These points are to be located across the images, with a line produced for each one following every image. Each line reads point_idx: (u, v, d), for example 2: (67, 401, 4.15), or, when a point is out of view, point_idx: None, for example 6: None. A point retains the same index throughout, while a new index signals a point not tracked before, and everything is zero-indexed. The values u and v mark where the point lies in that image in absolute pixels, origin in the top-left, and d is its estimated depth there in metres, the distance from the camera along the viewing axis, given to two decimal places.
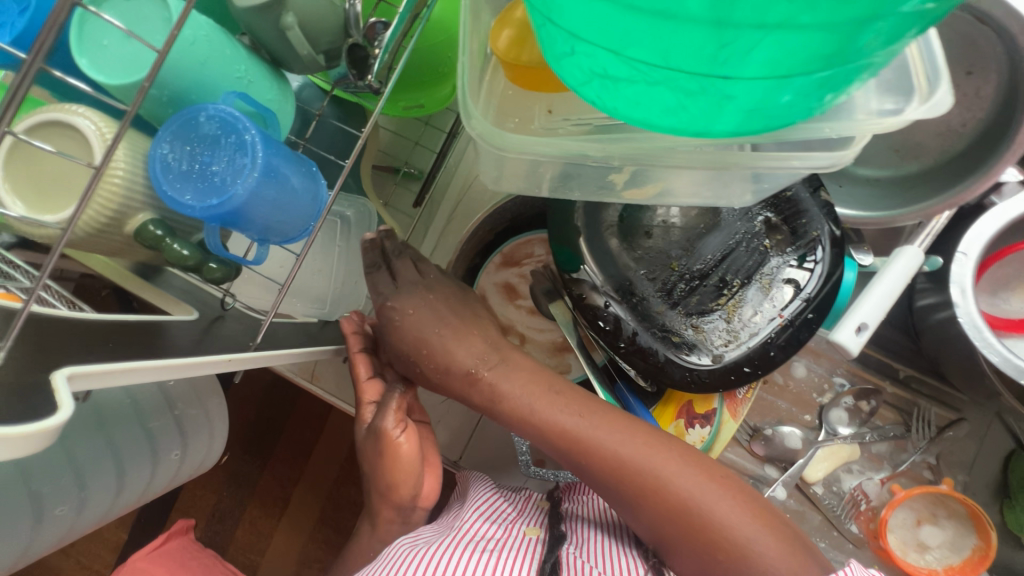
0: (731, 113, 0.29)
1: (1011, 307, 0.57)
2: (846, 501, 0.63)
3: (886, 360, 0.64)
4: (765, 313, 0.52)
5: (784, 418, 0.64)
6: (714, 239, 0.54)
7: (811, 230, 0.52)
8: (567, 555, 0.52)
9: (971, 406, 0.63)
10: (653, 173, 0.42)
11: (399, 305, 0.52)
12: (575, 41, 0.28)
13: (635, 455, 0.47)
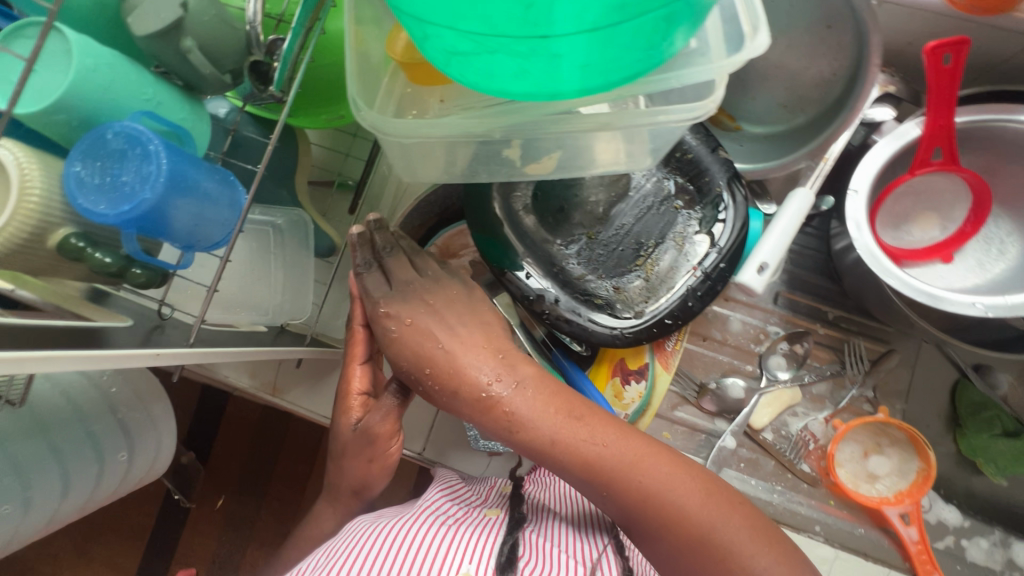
0: (568, 71, 0.33)
1: (914, 238, 0.60)
2: (794, 442, 0.65)
3: (814, 304, 0.68)
4: (683, 269, 0.56)
5: (727, 371, 0.67)
6: (628, 205, 0.59)
7: (714, 187, 0.56)
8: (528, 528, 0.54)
9: (898, 336, 0.67)
10: (541, 144, 0.45)
11: (396, 314, 0.49)
12: (423, 26, 0.32)
13: (642, 472, 0.45)
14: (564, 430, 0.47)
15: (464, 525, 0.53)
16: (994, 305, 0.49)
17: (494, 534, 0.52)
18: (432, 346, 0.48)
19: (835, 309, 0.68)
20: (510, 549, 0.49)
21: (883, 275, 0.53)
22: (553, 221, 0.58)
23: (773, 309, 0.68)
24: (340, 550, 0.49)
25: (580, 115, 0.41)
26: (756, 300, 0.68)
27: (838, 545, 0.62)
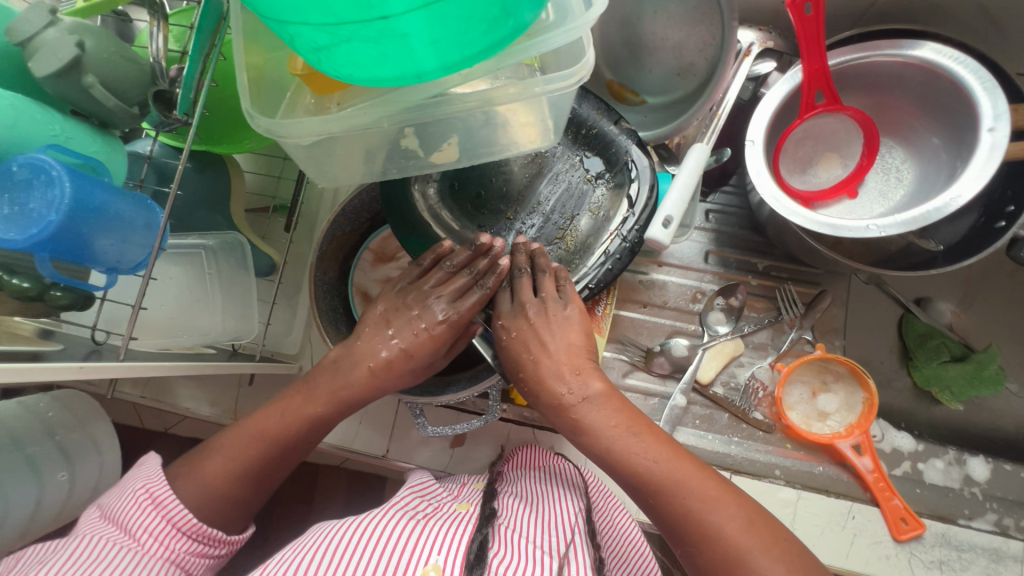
0: (420, 48, 0.36)
1: (820, 178, 0.64)
2: (744, 392, 0.67)
3: (744, 259, 0.70)
4: (600, 235, 0.59)
5: (671, 333, 0.69)
6: (545, 180, 0.62)
7: (622, 155, 0.58)
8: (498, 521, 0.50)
9: (826, 276, 0.69)
10: (435, 128, 0.48)
11: (508, 325, 0.56)
12: (284, 27, 0.35)
13: (688, 486, 0.46)
14: (621, 443, 0.50)
15: (434, 520, 0.50)
16: (887, 223, 0.51)
17: (467, 525, 0.49)
18: (530, 356, 0.54)
19: (765, 261, 0.70)
20: (481, 537, 0.46)
21: (783, 211, 0.55)
22: (471, 204, 0.62)
23: (705, 268, 0.70)
24: (302, 551, 0.46)
25: (462, 95, 0.44)
26: (688, 262, 0.71)
27: (800, 485, 0.64)
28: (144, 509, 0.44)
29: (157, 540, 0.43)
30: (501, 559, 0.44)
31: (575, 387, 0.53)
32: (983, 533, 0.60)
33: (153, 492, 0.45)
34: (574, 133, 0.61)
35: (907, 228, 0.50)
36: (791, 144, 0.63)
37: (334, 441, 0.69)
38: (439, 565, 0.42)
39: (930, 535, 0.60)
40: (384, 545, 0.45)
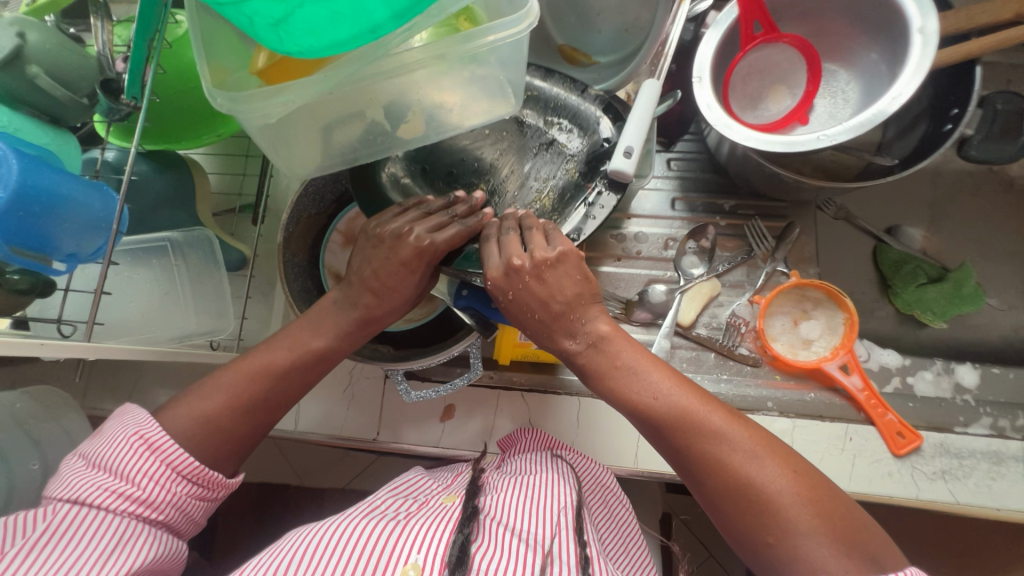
0: (372, 2, 0.38)
1: (771, 111, 0.65)
2: (727, 330, 0.66)
3: (711, 203, 0.71)
4: (574, 197, 0.59)
5: (649, 281, 0.69)
6: (519, 149, 0.63)
7: (591, 118, 0.59)
8: (484, 514, 0.51)
9: (793, 209, 0.70)
10: (393, 90, 0.49)
11: (501, 288, 0.52)
12: (240, 7, 0.36)
13: (698, 421, 0.48)
14: (627, 379, 0.51)
15: (417, 516, 0.51)
16: (834, 131, 0.52)
17: (451, 520, 0.49)
18: (529, 311, 0.53)
19: (730, 201, 0.71)
20: (464, 535, 0.47)
21: (734, 138, 0.56)
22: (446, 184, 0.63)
23: (673, 216, 0.71)
24: (286, 552, 0.47)
25: (415, 50, 0.45)
26: (655, 212, 0.71)
27: (794, 414, 0.63)
28: (139, 457, 0.46)
29: (161, 479, 0.47)
30: (484, 553, 0.46)
31: (580, 333, 0.53)
32: (981, 437, 0.60)
33: (146, 438, 0.47)
34: (545, 104, 0.61)
35: (852, 134, 0.51)
36: (738, 81, 0.64)
37: (323, 430, 0.68)
38: (418, 563, 0.44)
39: (929, 445, 0.60)
40: (367, 549, 0.45)
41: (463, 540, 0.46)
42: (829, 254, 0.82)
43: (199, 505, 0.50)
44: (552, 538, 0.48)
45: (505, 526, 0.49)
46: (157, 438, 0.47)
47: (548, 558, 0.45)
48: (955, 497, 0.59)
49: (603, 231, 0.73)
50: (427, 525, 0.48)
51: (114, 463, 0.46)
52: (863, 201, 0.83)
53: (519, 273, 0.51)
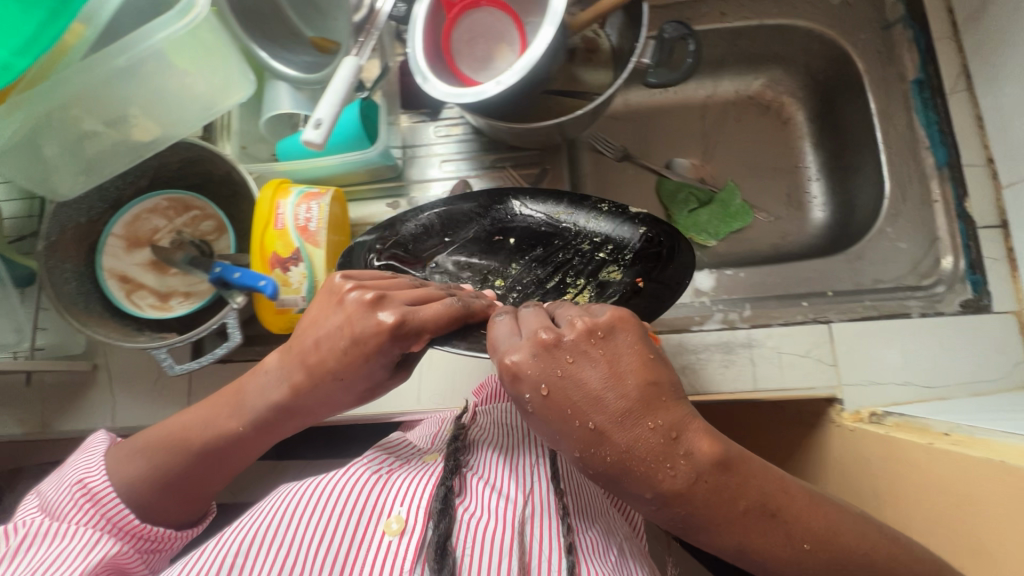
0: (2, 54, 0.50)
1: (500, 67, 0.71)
2: None
3: (476, 163, 0.78)
4: (611, 295, 0.66)
5: None
6: (549, 248, 0.69)
7: (635, 231, 0.66)
8: (469, 477, 0.54)
9: (545, 156, 0.76)
10: (114, 94, 0.58)
11: (525, 374, 0.39)
12: None
13: (844, 564, 0.39)
14: (767, 521, 0.39)
15: (401, 467, 0.54)
16: (506, 77, 0.60)
17: (433, 474, 0.53)
18: (578, 416, 0.38)
19: (489, 158, 0.77)
20: (448, 486, 0.51)
21: (443, 96, 0.63)
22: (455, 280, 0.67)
23: (440, 178, 0.78)
24: (264, 516, 0.50)
25: (109, 56, 0.55)
26: (423, 179, 0.78)
27: None
28: (121, 488, 0.50)
29: (97, 531, 0.50)
30: (466, 507, 0.51)
31: (683, 458, 0.37)
32: (711, 332, 0.67)
33: (88, 487, 0.51)
34: (572, 216, 0.68)
35: (520, 76, 0.60)
36: (461, 48, 0.70)
37: (140, 423, 0.72)
38: (401, 517, 0.49)
39: (669, 346, 0.67)
40: (345, 508, 0.49)
41: (448, 491, 0.50)
42: (619, 195, 0.87)
43: (147, 556, 0.52)
44: (526, 498, 0.52)
45: (487, 485, 0.53)
46: (99, 490, 0.51)
47: (521, 520, 0.50)
48: (694, 389, 0.65)
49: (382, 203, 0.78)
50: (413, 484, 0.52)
51: (64, 512, 0.50)
52: (646, 142, 0.89)
53: (548, 356, 0.39)
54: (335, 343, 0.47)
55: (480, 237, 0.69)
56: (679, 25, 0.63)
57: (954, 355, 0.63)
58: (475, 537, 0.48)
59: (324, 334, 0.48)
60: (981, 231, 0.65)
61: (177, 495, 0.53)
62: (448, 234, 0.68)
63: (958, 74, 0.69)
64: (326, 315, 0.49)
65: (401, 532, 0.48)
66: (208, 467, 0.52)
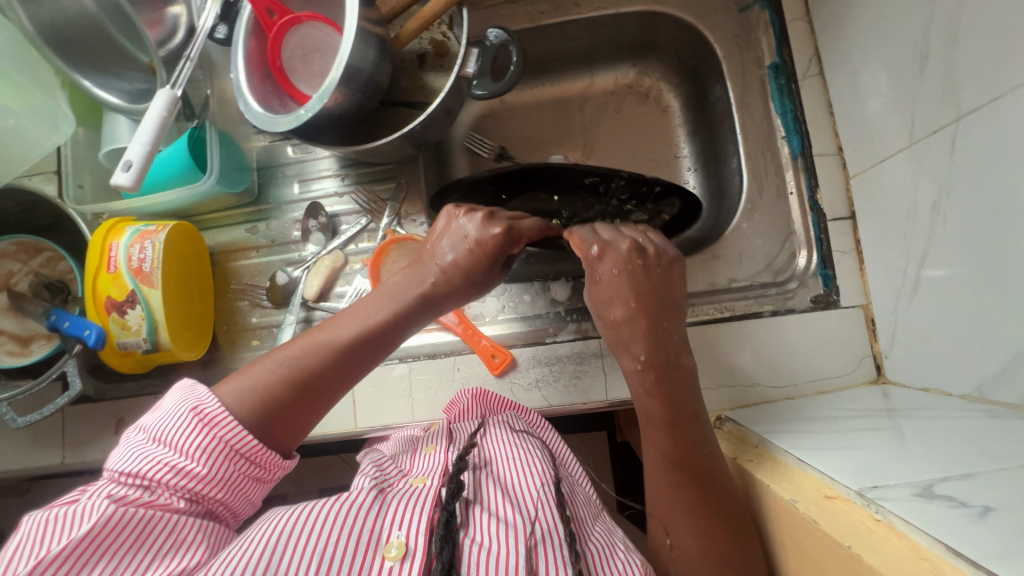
0: None
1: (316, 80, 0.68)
2: (350, 296, 0.71)
3: (334, 179, 0.75)
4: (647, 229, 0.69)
5: (288, 264, 0.74)
6: (584, 201, 0.68)
7: (659, 188, 0.65)
8: (473, 505, 0.50)
9: (400, 169, 0.75)
10: None
11: (601, 258, 0.54)
12: None
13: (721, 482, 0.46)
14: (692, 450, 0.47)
15: (389, 492, 0.51)
16: (310, 104, 0.58)
17: (429, 498, 0.50)
18: (621, 300, 0.52)
19: (345, 173, 0.75)
20: (449, 511, 0.48)
21: (255, 122, 0.61)
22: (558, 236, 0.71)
23: (296, 199, 0.76)
24: (252, 544, 0.44)
25: None
26: (279, 200, 0.76)
27: (411, 358, 0.69)
28: (194, 434, 0.46)
29: (200, 473, 0.46)
30: (472, 536, 0.48)
31: (673, 352, 0.51)
32: (563, 343, 0.67)
33: (202, 412, 0.47)
34: (599, 179, 0.65)
35: (324, 102, 0.58)
36: (295, 64, 0.67)
37: (12, 465, 0.72)
38: (400, 542, 0.46)
39: (522, 359, 0.67)
40: (338, 535, 0.45)
41: (448, 516, 0.48)
42: None
43: (251, 486, 0.50)
44: (533, 516, 0.49)
45: (488, 509, 0.50)
46: (213, 413, 0.47)
47: (529, 541, 0.47)
48: (547, 401, 0.65)
49: (243, 228, 0.77)
50: (413, 513, 0.48)
51: (177, 438, 0.46)
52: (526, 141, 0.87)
53: (620, 258, 0.53)
54: (460, 246, 0.56)
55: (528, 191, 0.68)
56: (500, 30, 0.60)
57: (800, 353, 0.63)
58: (485, 562, 0.45)
59: (452, 254, 0.56)
60: (831, 223, 0.64)
61: (334, 386, 0.52)
62: (503, 192, 0.68)
63: (809, 58, 0.66)
64: (441, 237, 0.57)
65: (402, 557, 0.45)
66: (300, 408, 0.51)
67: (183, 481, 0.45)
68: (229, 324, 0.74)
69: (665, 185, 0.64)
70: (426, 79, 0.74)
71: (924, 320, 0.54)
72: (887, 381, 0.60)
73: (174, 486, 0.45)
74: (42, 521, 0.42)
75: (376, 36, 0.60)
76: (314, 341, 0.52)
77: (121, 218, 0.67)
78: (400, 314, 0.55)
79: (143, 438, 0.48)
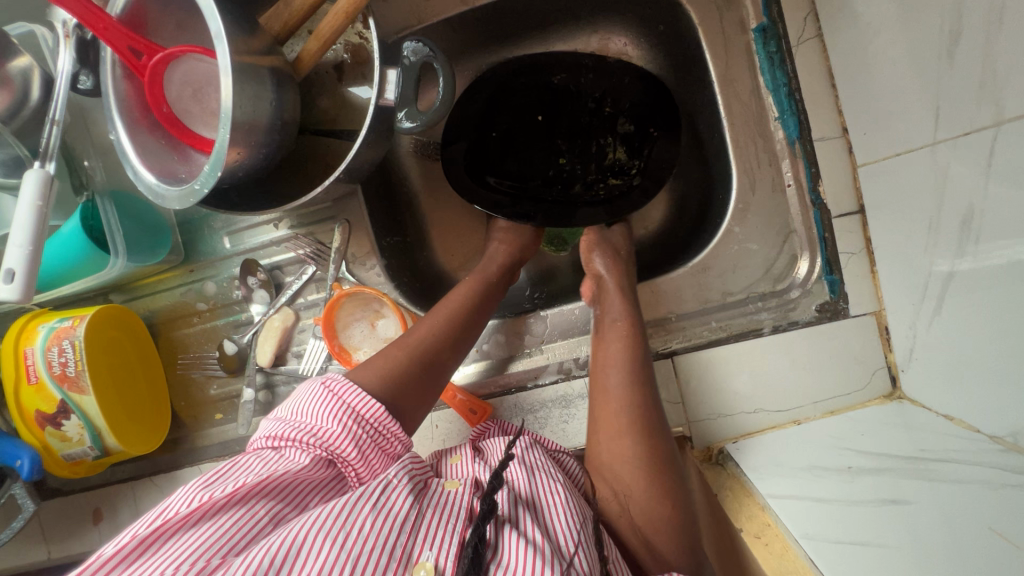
0: None
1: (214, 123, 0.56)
2: (307, 358, 0.65)
3: (265, 226, 0.66)
4: (639, 143, 0.68)
5: (237, 328, 0.67)
6: (571, 121, 0.69)
7: (620, 76, 0.67)
8: (506, 520, 0.44)
9: (339, 206, 0.65)
10: None
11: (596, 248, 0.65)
12: None
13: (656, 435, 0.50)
14: (641, 390, 0.53)
15: (425, 499, 0.45)
16: (204, 176, 0.47)
17: (463, 514, 0.45)
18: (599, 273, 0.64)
19: (278, 218, 0.66)
20: (479, 534, 0.41)
21: (166, 205, 0.50)
22: (570, 211, 0.68)
23: (229, 254, 0.67)
24: (295, 532, 0.38)
25: None
26: (210, 257, 0.67)
27: None
28: (328, 403, 0.48)
29: (329, 437, 0.46)
30: (501, 562, 0.41)
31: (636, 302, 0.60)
32: (546, 388, 0.61)
33: (331, 387, 0.49)
34: (571, 85, 0.68)
35: (220, 172, 0.46)
36: (186, 105, 0.56)
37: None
38: (430, 564, 0.40)
39: (504, 409, 0.61)
40: (370, 546, 0.39)
41: (478, 540, 0.41)
42: (457, 208, 0.75)
43: (380, 458, 0.48)
44: (567, 545, 0.43)
45: (523, 532, 0.43)
46: (340, 387, 0.49)
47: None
48: None
49: (177, 292, 0.68)
50: (441, 529, 0.43)
51: (313, 410, 0.48)
52: None
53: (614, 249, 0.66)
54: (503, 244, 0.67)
55: (489, 106, 0.69)
56: (417, 43, 0.50)
57: (807, 372, 0.56)
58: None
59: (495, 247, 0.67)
60: (836, 221, 0.55)
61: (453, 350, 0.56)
62: (493, 127, 0.69)
63: (804, 17, 0.54)
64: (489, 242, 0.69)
65: None
66: (426, 377, 0.53)
67: (316, 445, 0.46)
68: (187, 399, 0.69)
69: (629, 67, 0.66)
70: (349, 94, 0.62)
71: (949, 341, 0.47)
72: (904, 397, 0.53)
73: (310, 447, 0.46)
74: (200, 481, 0.43)
75: (268, 69, 0.49)
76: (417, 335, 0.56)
77: (36, 315, 0.59)
78: (484, 292, 0.62)
79: (280, 415, 0.50)
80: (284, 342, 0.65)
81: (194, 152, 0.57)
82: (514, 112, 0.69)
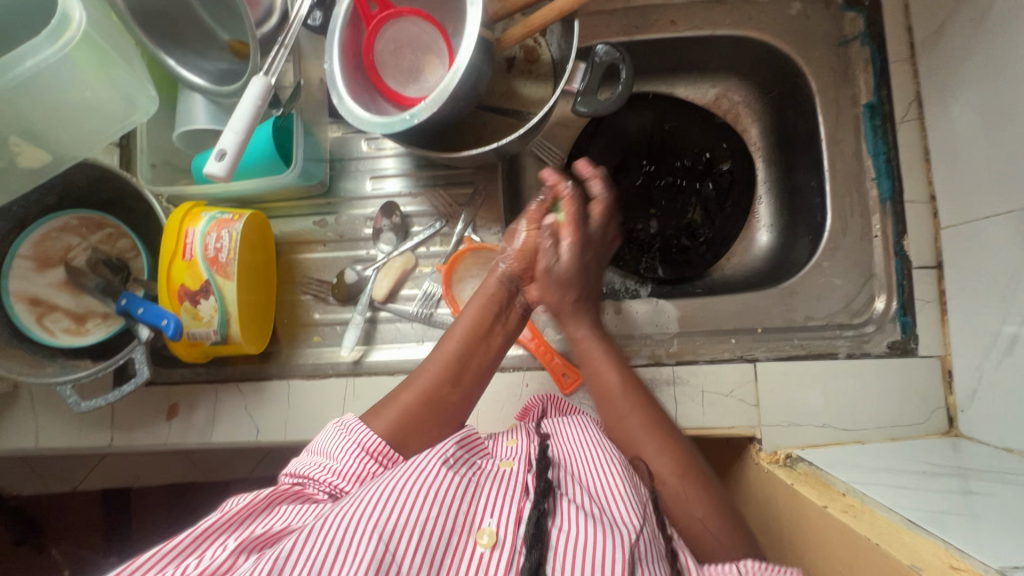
0: None
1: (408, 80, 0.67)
2: (420, 300, 0.70)
3: (405, 178, 0.74)
4: (716, 212, 0.80)
5: (357, 261, 0.73)
6: (668, 175, 0.81)
7: (718, 151, 0.81)
8: (562, 495, 0.48)
9: (477, 174, 0.73)
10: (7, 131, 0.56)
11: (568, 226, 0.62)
12: None
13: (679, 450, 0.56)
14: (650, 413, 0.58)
15: (482, 475, 0.49)
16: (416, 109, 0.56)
17: (519, 485, 0.48)
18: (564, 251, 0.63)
19: (417, 175, 0.74)
20: (539, 509, 0.45)
21: (367, 128, 0.57)
22: (645, 261, 0.80)
23: (367, 196, 0.74)
24: (352, 512, 0.43)
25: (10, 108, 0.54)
26: (349, 195, 0.74)
27: None
28: (344, 438, 0.52)
29: (343, 467, 0.50)
30: (560, 525, 0.45)
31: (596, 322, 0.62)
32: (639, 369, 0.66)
33: (347, 425, 0.54)
34: (681, 145, 0.81)
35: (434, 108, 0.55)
36: (386, 59, 0.66)
37: (60, 443, 0.69)
38: (492, 530, 0.45)
39: None
40: (437, 513, 0.44)
41: (539, 514, 0.45)
42: None
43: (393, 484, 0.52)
44: (621, 518, 0.47)
45: (579, 505, 0.47)
46: (353, 425, 0.53)
47: (632, 548, 0.44)
48: None
49: (309, 219, 0.75)
50: (499, 497, 0.47)
51: (332, 446, 0.52)
52: None
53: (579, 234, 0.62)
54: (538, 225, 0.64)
55: (610, 143, 0.82)
56: (610, 47, 0.59)
57: (877, 398, 0.62)
58: (577, 557, 0.43)
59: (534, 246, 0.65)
60: (916, 271, 0.64)
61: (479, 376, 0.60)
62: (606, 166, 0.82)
63: (910, 101, 0.65)
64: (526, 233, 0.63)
65: (493, 545, 0.44)
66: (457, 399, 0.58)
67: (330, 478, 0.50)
68: (290, 317, 0.73)
69: (726, 144, 0.81)
70: (515, 84, 0.72)
71: (1009, 383, 0.55)
72: (960, 435, 0.60)
73: (321, 479, 0.50)
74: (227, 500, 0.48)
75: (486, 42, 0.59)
76: (434, 375, 0.58)
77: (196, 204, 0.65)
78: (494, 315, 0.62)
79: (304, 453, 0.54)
80: (399, 281, 0.71)
81: (383, 100, 0.66)
82: (625, 156, 0.82)
